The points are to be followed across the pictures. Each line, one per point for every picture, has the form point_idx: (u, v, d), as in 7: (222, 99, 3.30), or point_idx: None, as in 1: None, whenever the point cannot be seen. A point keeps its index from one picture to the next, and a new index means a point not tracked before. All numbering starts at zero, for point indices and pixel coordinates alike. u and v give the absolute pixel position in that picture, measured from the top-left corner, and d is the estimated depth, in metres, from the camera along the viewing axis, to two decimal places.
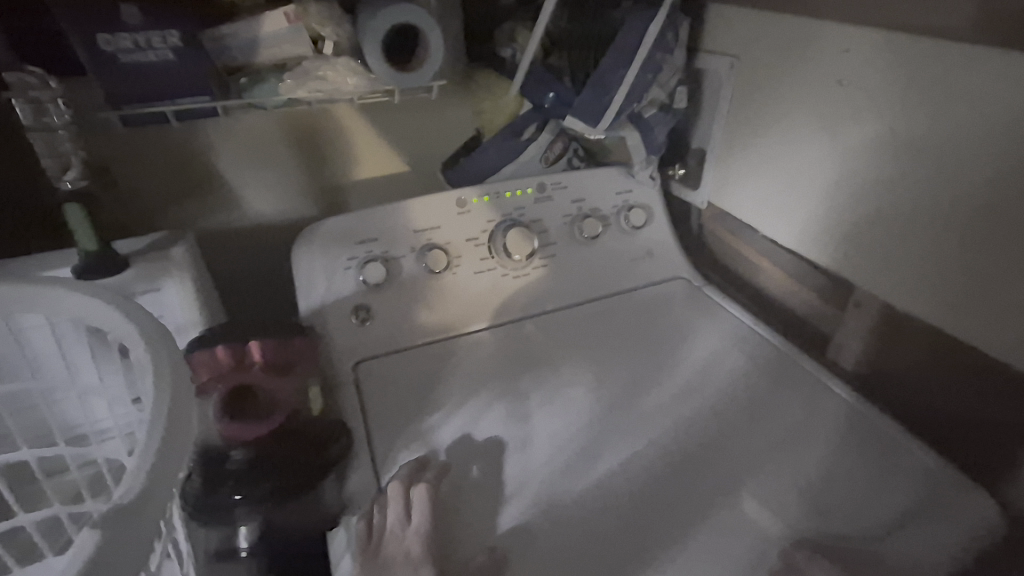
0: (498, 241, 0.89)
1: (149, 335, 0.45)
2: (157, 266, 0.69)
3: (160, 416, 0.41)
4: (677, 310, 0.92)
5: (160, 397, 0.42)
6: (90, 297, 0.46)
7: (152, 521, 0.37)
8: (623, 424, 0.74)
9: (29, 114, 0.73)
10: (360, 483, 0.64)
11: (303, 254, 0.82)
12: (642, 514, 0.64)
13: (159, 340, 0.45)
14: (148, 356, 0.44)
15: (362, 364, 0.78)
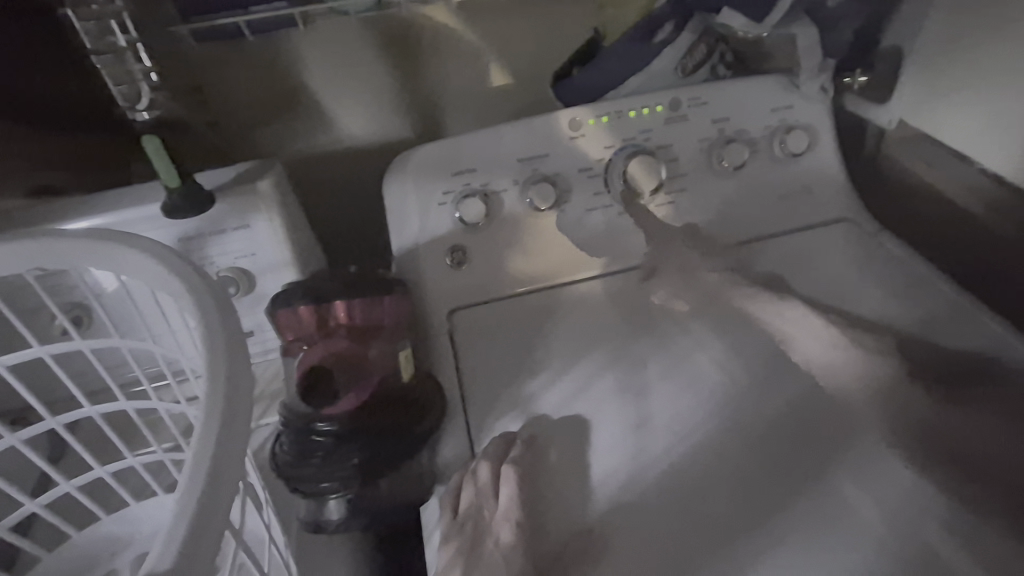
0: (617, 174, 0.74)
1: (221, 313, 0.41)
2: (246, 201, 0.64)
3: (203, 458, 0.34)
4: (845, 266, 0.72)
5: (212, 411, 0.36)
6: (153, 262, 0.43)
7: (220, 523, 0.33)
8: (774, 414, 0.58)
9: (93, 38, 0.64)
10: (453, 453, 0.59)
11: (396, 186, 0.72)
12: (792, 542, 0.51)
13: (216, 317, 0.40)
14: (207, 345, 0.39)
15: (457, 314, 0.69)
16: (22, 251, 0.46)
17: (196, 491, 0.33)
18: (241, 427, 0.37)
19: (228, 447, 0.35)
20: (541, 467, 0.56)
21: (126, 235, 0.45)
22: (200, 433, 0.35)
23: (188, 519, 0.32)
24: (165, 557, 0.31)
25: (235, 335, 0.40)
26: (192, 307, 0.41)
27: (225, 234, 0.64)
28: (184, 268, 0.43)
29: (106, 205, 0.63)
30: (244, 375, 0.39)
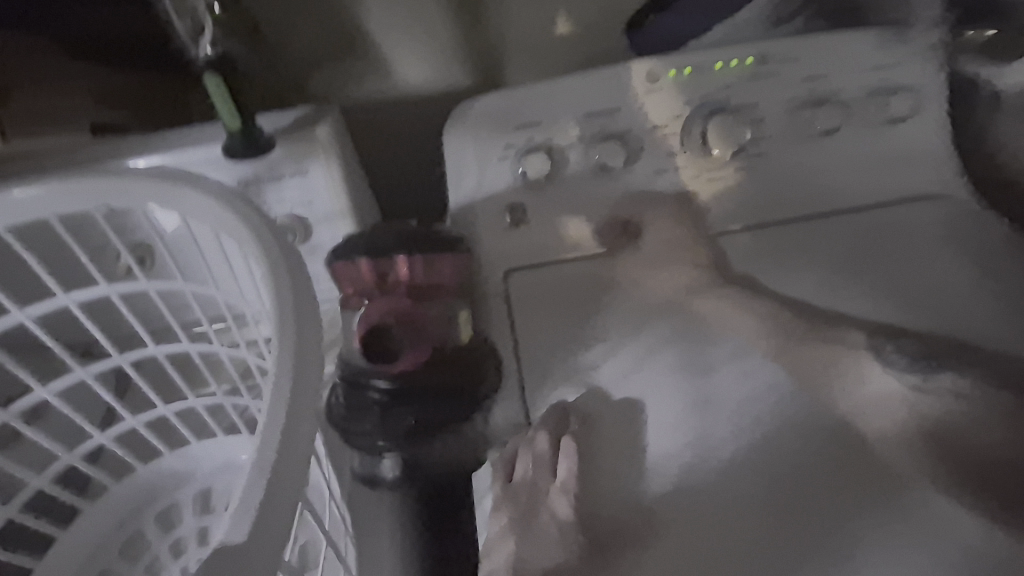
0: (695, 134, 0.68)
1: (285, 268, 0.39)
2: (305, 147, 0.62)
3: (273, 435, 0.34)
4: (947, 248, 0.65)
5: (282, 382, 0.35)
6: (220, 207, 0.42)
7: (291, 487, 0.33)
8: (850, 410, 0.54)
9: None
10: (506, 419, 0.58)
11: (454, 138, 0.68)
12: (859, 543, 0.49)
13: (285, 276, 0.39)
14: (275, 304, 0.38)
15: (514, 275, 0.65)
16: (90, 189, 0.45)
17: (267, 466, 0.33)
18: (310, 395, 0.36)
19: (297, 415, 0.34)
20: (597, 442, 0.54)
21: (191, 179, 0.44)
22: (270, 407, 0.35)
23: (261, 493, 0.32)
24: (239, 528, 0.31)
25: (302, 294, 0.39)
26: (260, 260, 0.40)
27: (282, 180, 0.62)
28: (251, 214, 0.41)
29: (169, 145, 0.62)
30: (313, 342, 0.37)
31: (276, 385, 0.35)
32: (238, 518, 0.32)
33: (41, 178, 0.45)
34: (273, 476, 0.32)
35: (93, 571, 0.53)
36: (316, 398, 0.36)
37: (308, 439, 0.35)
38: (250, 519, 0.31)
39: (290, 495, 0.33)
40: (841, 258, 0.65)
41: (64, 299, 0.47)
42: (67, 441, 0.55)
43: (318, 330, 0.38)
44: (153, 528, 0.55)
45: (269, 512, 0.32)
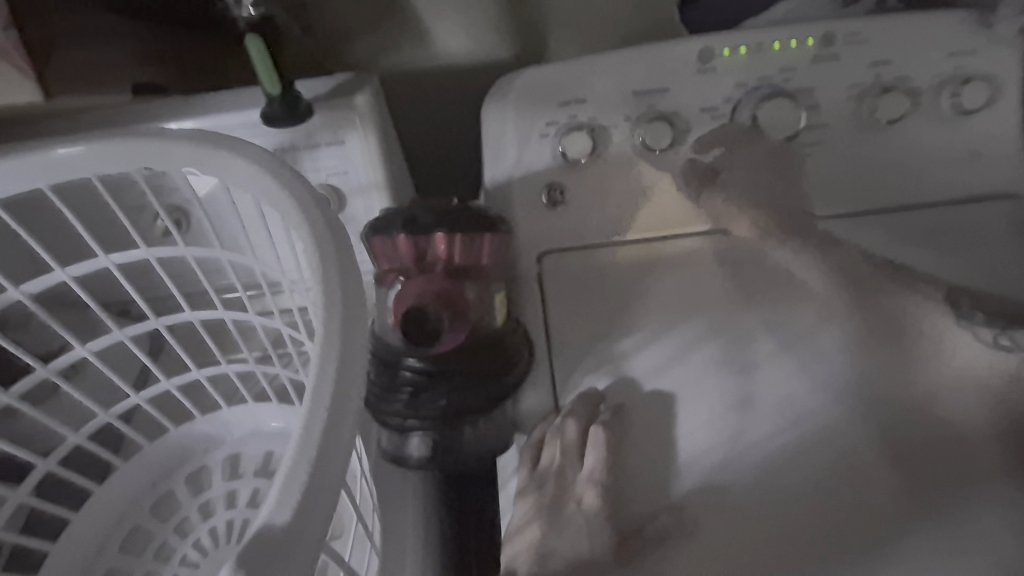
0: (746, 118, 0.64)
1: (324, 241, 0.38)
2: (342, 114, 0.60)
3: (318, 417, 0.32)
4: (1013, 252, 0.60)
5: (327, 360, 0.34)
6: (261, 173, 0.41)
7: (337, 470, 0.32)
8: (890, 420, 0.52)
9: None
10: (536, 403, 0.57)
11: (494, 112, 0.66)
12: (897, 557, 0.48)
13: (330, 250, 0.37)
14: (318, 276, 0.37)
15: (548, 258, 0.63)
16: (132, 150, 0.44)
17: (311, 450, 0.31)
18: (356, 377, 0.34)
19: (343, 396, 0.33)
20: (628, 433, 0.53)
21: (233, 142, 0.43)
22: (314, 386, 0.33)
23: (305, 477, 0.31)
24: (282, 510, 0.30)
25: (345, 270, 0.37)
26: (302, 232, 0.38)
27: (319, 148, 0.61)
28: (292, 182, 0.40)
29: (207, 108, 0.61)
30: (358, 321, 0.36)
31: (320, 365, 0.34)
32: (281, 500, 0.30)
33: (82, 137, 0.45)
34: (318, 457, 0.31)
35: (126, 528, 0.54)
36: (360, 379, 0.35)
37: (352, 421, 0.34)
38: (295, 502, 0.30)
39: (332, 480, 0.32)
40: (895, 259, 0.61)
41: (103, 260, 0.47)
42: (102, 400, 0.55)
43: (362, 311, 0.37)
44: (185, 490, 0.56)
45: (313, 496, 0.31)
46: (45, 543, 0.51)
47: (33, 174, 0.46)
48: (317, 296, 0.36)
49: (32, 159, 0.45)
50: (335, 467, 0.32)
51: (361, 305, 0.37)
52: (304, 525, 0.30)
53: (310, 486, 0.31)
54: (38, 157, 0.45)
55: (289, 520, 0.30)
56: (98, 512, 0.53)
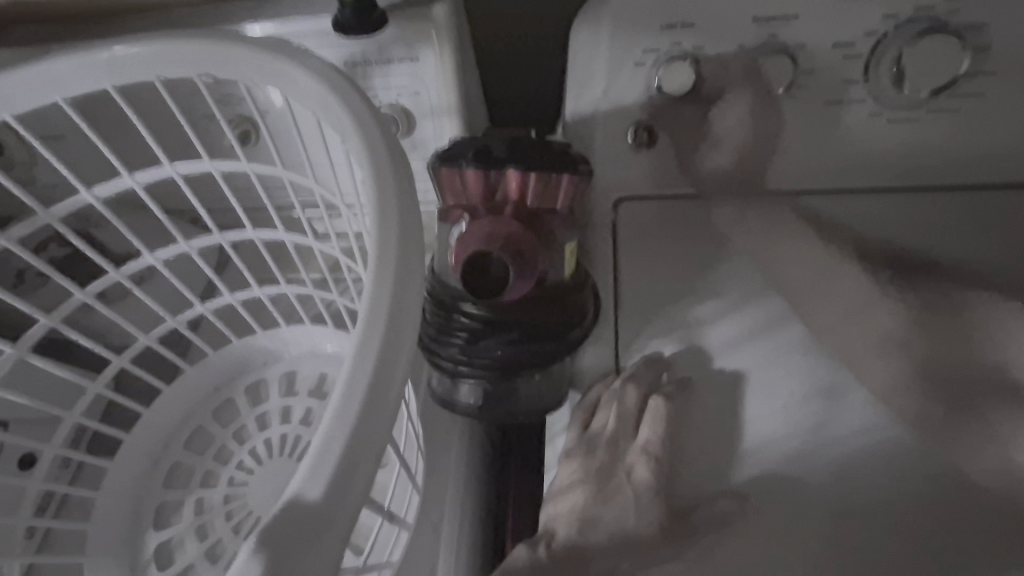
0: (889, 58, 0.53)
1: (385, 172, 0.34)
2: (418, 27, 0.55)
3: (363, 372, 0.29)
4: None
5: (378, 307, 0.31)
6: (322, 87, 0.37)
7: (384, 426, 0.29)
8: (995, 438, 0.44)
9: None
10: (594, 362, 0.53)
11: (585, 35, 0.57)
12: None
13: (389, 183, 0.34)
14: (377, 214, 0.33)
15: (624, 206, 0.58)
16: (192, 53, 0.41)
17: (352, 416, 0.28)
18: (408, 335, 0.31)
19: (393, 349, 0.30)
20: (688, 408, 0.49)
21: (295, 48, 0.39)
22: (362, 337, 0.30)
23: (346, 442, 0.27)
24: (316, 481, 0.27)
25: (405, 208, 0.34)
26: (362, 159, 0.35)
27: (391, 64, 0.56)
28: (355, 100, 0.37)
29: (275, 10, 0.57)
30: (414, 264, 0.32)
31: (367, 321, 0.30)
32: (316, 470, 0.27)
33: (144, 37, 0.42)
34: (363, 413, 0.28)
35: (191, 428, 0.57)
36: (412, 335, 0.31)
37: (402, 374, 0.30)
38: (331, 472, 0.27)
39: (379, 436, 0.28)
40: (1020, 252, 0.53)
41: (169, 170, 0.46)
42: (171, 307, 0.57)
43: (420, 256, 0.33)
44: (243, 400, 0.58)
45: (354, 458, 0.27)
46: (119, 433, 0.55)
47: (98, 74, 0.44)
48: (373, 239, 0.33)
49: (96, 57, 0.43)
50: (379, 428, 0.28)
51: (420, 254, 0.33)
52: (340, 493, 0.27)
53: (351, 447, 0.27)
54: (101, 56, 0.43)
55: (323, 483, 0.27)
56: (165, 410, 0.56)
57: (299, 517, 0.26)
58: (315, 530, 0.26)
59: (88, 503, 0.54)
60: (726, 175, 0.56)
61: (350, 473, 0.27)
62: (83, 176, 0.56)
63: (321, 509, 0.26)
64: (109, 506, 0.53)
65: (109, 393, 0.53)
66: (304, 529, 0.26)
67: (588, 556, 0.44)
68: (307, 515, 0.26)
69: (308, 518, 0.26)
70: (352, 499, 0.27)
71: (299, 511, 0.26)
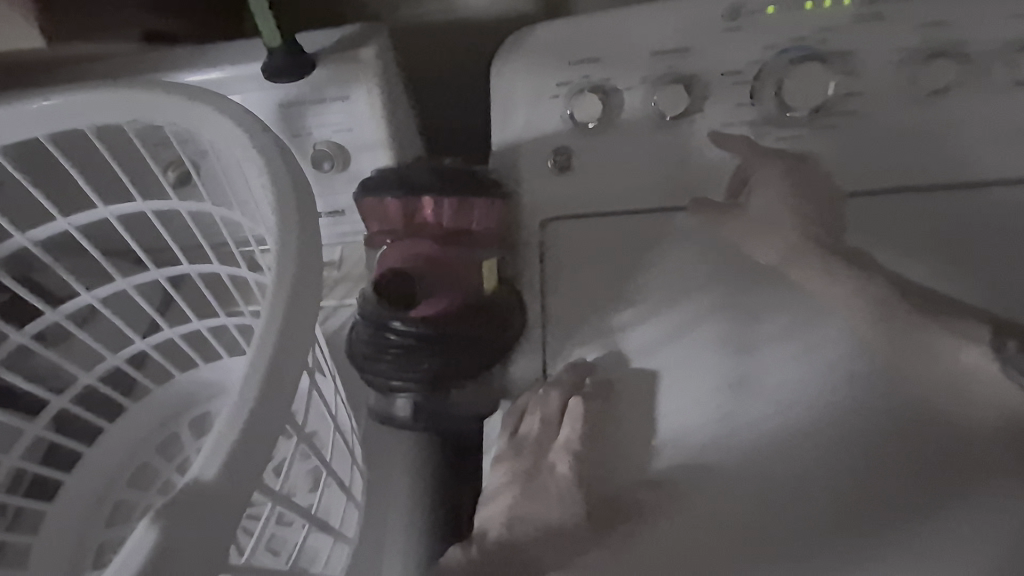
0: (771, 83, 0.59)
1: (285, 198, 0.38)
2: (347, 70, 0.59)
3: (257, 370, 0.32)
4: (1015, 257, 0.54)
5: (274, 312, 0.34)
6: (240, 129, 0.41)
7: (278, 421, 0.32)
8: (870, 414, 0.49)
9: None
10: (524, 372, 0.56)
11: (505, 73, 0.63)
12: (888, 553, 0.45)
13: (292, 207, 0.37)
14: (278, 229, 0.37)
15: (551, 225, 0.61)
16: (119, 102, 0.44)
17: (246, 407, 0.31)
18: (302, 337, 0.35)
19: (287, 348, 0.33)
20: (605, 408, 0.52)
21: (216, 96, 0.42)
22: (259, 338, 0.33)
23: (240, 430, 0.31)
24: (211, 464, 0.30)
25: (307, 229, 0.37)
26: (267, 185, 0.38)
27: (324, 104, 0.60)
28: (267, 140, 0.40)
29: (210, 59, 0.60)
30: (311, 273, 0.36)
31: (265, 325, 0.34)
32: (212, 456, 0.30)
33: (72, 89, 0.45)
34: (255, 406, 0.31)
35: (136, 464, 0.58)
36: (307, 339, 0.35)
37: (297, 375, 0.34)
38: (224, 458, 0.30)
39: (270, 432, 0.32)
40: (911, 251, 0.55)
41: (102, 211, 0.48)
42: (111, 345, 0.58)
43: (319, 268, 0.37)
44: (187, 433, 0.59)
45: (247, 445, 0.31)
46: (60, 473, 0.55)
47: (29, 124, 0.46)
48: (275, 254, 0.36)
49: (25, 109, 0.46)
50: (273, 419, 0.32)
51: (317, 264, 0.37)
52: (236, 479, 0.30)
53: (245, 438, 0.31)
54: (31, 107, 0.46)
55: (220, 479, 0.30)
56: (109, 449, 0.57)
57: (192, 497, 0.29)
58: (209, 507, 0.29)
59: (28, 549, 0.54)
60: (637, 195, 0.61)
61: (241, 460, 0.30)
62: (19, 222, 0.57)
63: (215, 492, 0.30)
64: (51, 548, 0.53)
65: (50, 434, 0.53)
66: (198, 509, 0.29)
67: (515, 549, 0.48)
68: (201, 497, 0.29)
69: (204, 498, 0.29)
70: (245, 483, 0.31)
71: (193, 495, 0.29)
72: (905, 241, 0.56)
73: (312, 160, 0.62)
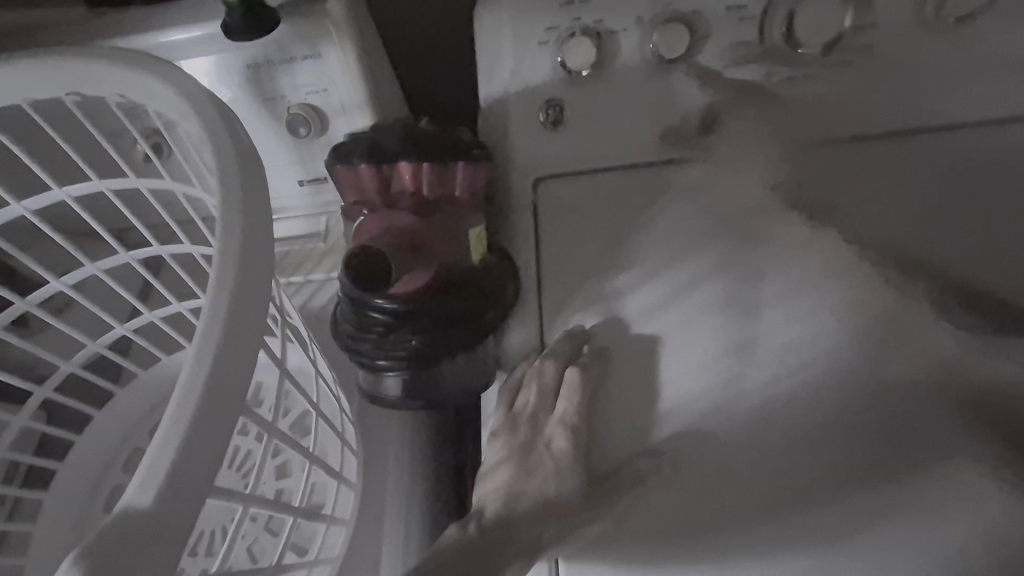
0: (780, 17, 0.53)
1: (228, 176, 0.35)
2: (315, 23, 0.53)
3: (197, 381, 0.30)
4: None
5: (216, 313, 0.32)
6: (184, 99, 0.37)
7: (228, 425, 0.31)
8: (878, 377, 0.47)
9: None
10: (520, 341, 0.54)
11: (488, 18, 0.57)
12: (896, 521, 0.44)
13: (234, 195, 0.34)
14: (220, 215, 0.34)
15: (544, 184, 0.57)
16: (56, 73, 0.41)
17: (184, 427, 0.29)
18: (248, 340, 0.32)
19: (230, 354, 0.31)
20: (602, 379, 0.50)
21: (158, 62, 0.38)
22: (198, 347, 0.31)
23: (176, 453, 0.29)
24: (147, 489, 0.28)
25: (254, 216, 0.34)
26: (211, 167, 0.35)
27: (295, 63, 0.55)
28: (213, 111, 0.37)
29: (163, 18, 0.55)
30: (257, 267, 0.34)
31: (205, 329, 0.32)
32: (149, 478, 0.28)
33: (3, 62, 0.41)
34: (199, 416, 0.29)
35: (128, 449, 0.57)
36: (252, 342, 0.32)
37: (247, 372, 0.32)
38: (161, 481, 0.28)
39: (219, 438, 0.30)
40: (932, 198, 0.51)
41: (57, 193, 0.45)
42: (90, 332, 0.56)
43: (267, 263, 0.34)
44: None
45: (190, 456, 0.29)
46: (53, 463, 0.55)
47: None
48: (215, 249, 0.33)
49: None
50: (217, 428, 0.30)
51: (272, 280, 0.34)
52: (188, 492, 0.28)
53: (185, 454, 0.29)
54: None
55: (161, 493, 0.28)
56: (100, 436, 0.56)
57: (129, 522, 0.27)
58: (150, 534, 0.27)
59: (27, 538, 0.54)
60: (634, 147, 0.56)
61: (180, 479, 0.28)
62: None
63: (153, 517, 0.28)
64: (48, 538, 0.53)
65: (35, 425, 0.52)
66: (136, 536, 0.27)
67: (514, 529, 0.46)
68: (142, 523, 0.27)
69: (143, 523, 0.27)
70: (194, 494, 0.29)
71: (129, 521, 0.27)
72: (926, 183, 0.52)
73: (287, 125, 0.58)
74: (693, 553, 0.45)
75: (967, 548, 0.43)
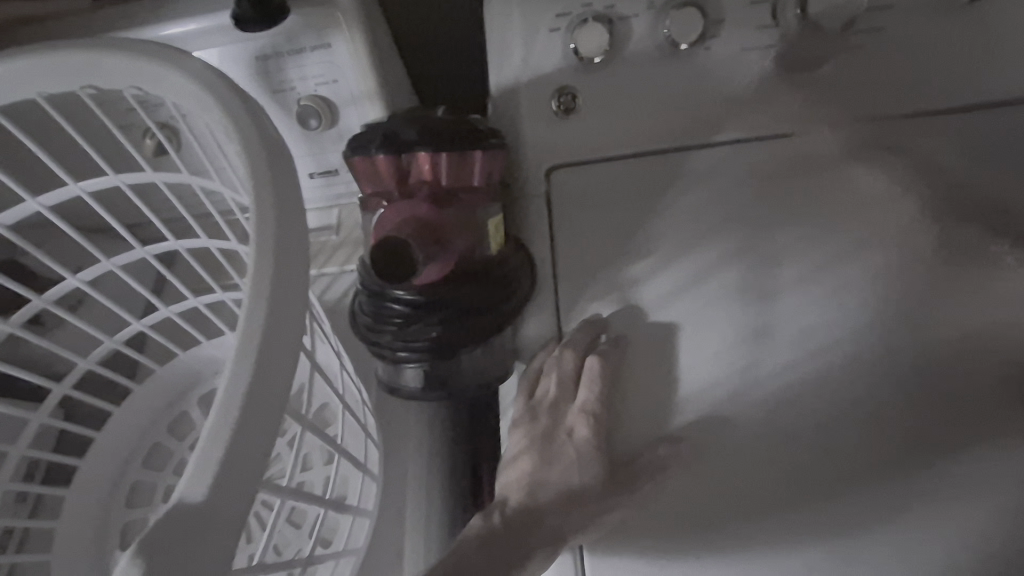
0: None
1: (258, 172, 0.34)
2: (324, 12, 0.53)
3: (242, 378, 0.30)
4: None
5: (255, 310, 0.32)
6: (204, 92, 0.36)
7: (271, 422, 0.31)
8: (899, 362, 0.46)
9: None
10: (536, 331, 0.54)
11: (498, 5, 0.57)
12: (917, 502, 0.44)
13: (266, 190, 0.34)
14: (253, 209, 0.34)
15: (557, 174, 0.56)
16: (71, 66, 0.40)
17: (229, 422, 0.29)
18: (287, 335, 0.32)
19: (273, 350, 0.31)
20: (621, 366, 0.50)
21: (175, 54, 0.38)
22: (239, 343, 0.31)
23: (225, 449, 0.29)
24: (198, 485, 0.28)
25: (287, 211, 0.34)
26: (240, 160, 0.35)
27: (304, 54, 0.55)
28: (235, 103, 0.36)
29: (170, 9, 0.55)
30: (295, 264, 0.33)
31: (246, 324, 0.31)
32: (199, 474, 0.28)
33: (17, 57, 0.41)
34: (243, 413, 0.30)
35: (148, 444, 0.57)
36: (291, 337, 0.32)
37: (289, 370, 0.32)
38: (212, 477, 0.28)
39: (263, 435, 0.30)
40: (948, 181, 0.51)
41: (73, 189, 0.44)
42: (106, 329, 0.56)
43: (302, 256, 0.34)
44: (196, 411, 0.57)
45: (238, 452, 0.29)
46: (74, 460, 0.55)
47: None
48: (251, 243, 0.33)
49: None
50: (260, 424, 0.30)
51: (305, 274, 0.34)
52: (231, 485, 0.29)
53: (233, 451, 0.29)
54: None
55: (210, 489, 0.28)
56: (120, 432, 0.56)
57: (182, 517, 0.28)
58: (202, 528, 0.28)
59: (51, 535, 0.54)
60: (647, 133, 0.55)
61: (229, 475, 0.29)
62: None
63: (205, 512, 0.28)
64: (74, 534, 0.54)
65: (55, 422, 0.52)
66: (189, 530, 0.27)
67: (539, 519, 0.47)
68: (190, 516, 0.28)
69: (194, 517, 0.28)
70: (240, 490, 0.29)
71: (181, 516, 0.28)
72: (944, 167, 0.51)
73: (297, 117, 0.57)
74: (717, 539, 0.45)
75: (987, 529, 0.43)
